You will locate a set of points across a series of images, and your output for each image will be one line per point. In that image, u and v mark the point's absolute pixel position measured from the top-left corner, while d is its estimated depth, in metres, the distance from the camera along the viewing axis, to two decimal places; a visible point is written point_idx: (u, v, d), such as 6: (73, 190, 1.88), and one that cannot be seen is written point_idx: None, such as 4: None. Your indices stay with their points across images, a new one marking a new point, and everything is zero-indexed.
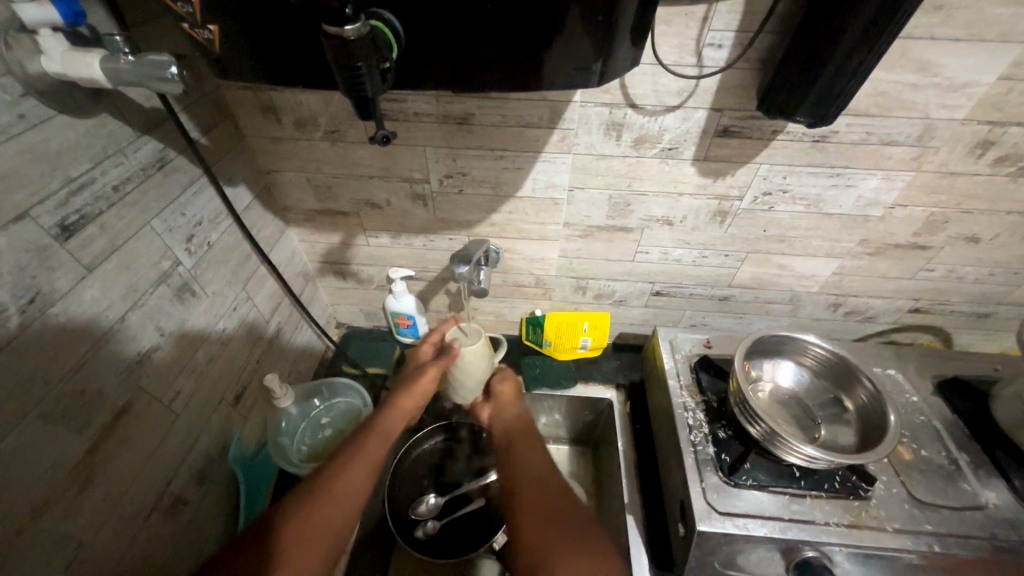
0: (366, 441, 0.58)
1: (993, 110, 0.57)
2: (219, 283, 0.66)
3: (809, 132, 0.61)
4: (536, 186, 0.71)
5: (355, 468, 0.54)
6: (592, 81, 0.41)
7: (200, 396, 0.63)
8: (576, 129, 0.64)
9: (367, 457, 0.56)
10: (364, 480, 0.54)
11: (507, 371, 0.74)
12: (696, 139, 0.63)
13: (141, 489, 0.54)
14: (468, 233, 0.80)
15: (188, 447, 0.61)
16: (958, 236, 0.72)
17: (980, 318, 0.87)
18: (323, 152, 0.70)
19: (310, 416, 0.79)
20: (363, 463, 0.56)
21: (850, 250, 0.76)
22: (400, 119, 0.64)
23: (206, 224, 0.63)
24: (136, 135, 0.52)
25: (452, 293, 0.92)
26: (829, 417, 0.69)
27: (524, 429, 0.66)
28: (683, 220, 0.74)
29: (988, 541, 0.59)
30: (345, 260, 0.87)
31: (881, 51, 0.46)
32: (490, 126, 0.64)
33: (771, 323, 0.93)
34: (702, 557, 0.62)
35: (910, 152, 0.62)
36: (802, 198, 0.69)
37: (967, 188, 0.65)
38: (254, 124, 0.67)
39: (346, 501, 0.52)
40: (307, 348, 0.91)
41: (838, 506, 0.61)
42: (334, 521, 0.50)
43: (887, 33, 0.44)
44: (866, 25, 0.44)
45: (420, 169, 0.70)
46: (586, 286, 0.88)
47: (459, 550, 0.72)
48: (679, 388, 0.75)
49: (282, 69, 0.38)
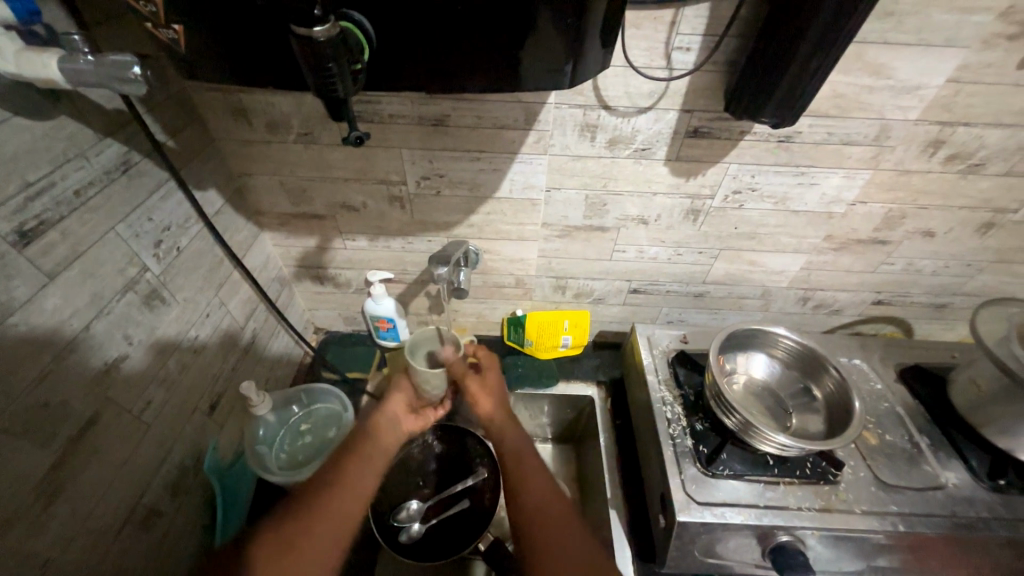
0: (371, 441, 0.61)
1: (942, 111, 0.60)
2: (191, 290, 0.64)
3: (775, 132, 0.63)
4: (513, 186, 0.72)
5: (355, 475, 0.56)
6: (563, 82, 0.42)
7: (172, 406, 0.61)
8: (551, 130, 0.64)
9: (365, 459, 0.59)
10: (365, 482, 0.56)
11: (479, 381, 0.68)
12: (667, 140, 0.65)
13: (112, 503, 0.52)
14: (447, 235, 0.80)
15: (161, 458, 0.59)
16: (915, 231, 0.76)
17: (937, 308, 0.92)
18: (297, 155, 0.69)
19: (289, 424, 0.78)
20: (361, 463, 0.58)
21: (816, 246, 0.79)
22: (374, 120, 0.64)
23: (175, 229, 0.61)
24: (99, 137, 0.50)
25: (432, 295, 0.92)
26: (799, 406, 0.72)
27: (516, 448, 0.61)
28: (658, 219, 0.76)
29: (948, 519, 0.62)
30: (321, 263, 0.86)
31: (835, 58, 0.48)
32: (467, 127, 0.64)
33: (745, 317, 0.96)
34: (683, 547, 0.64)
35: (869, 150, 0.65)
36: (769, 196, 0.71)
37: (922, 184, 0.69)
38: (224, 127, 0.66)
39: (343, 513, 0.52)
40: (284, 354, 0.89)
41: (810, 492, 0.64)
42: (333, 531, 0.50)
43: (843, 38, 0.47)
44: (823, 29, 0.46)
45: (397, 171, 0.70)
46: (565, 285, 0.89)
47: (445, 552, 0.72)
48: (657, 382, 0.77)
49: (251, 69, 0.38)
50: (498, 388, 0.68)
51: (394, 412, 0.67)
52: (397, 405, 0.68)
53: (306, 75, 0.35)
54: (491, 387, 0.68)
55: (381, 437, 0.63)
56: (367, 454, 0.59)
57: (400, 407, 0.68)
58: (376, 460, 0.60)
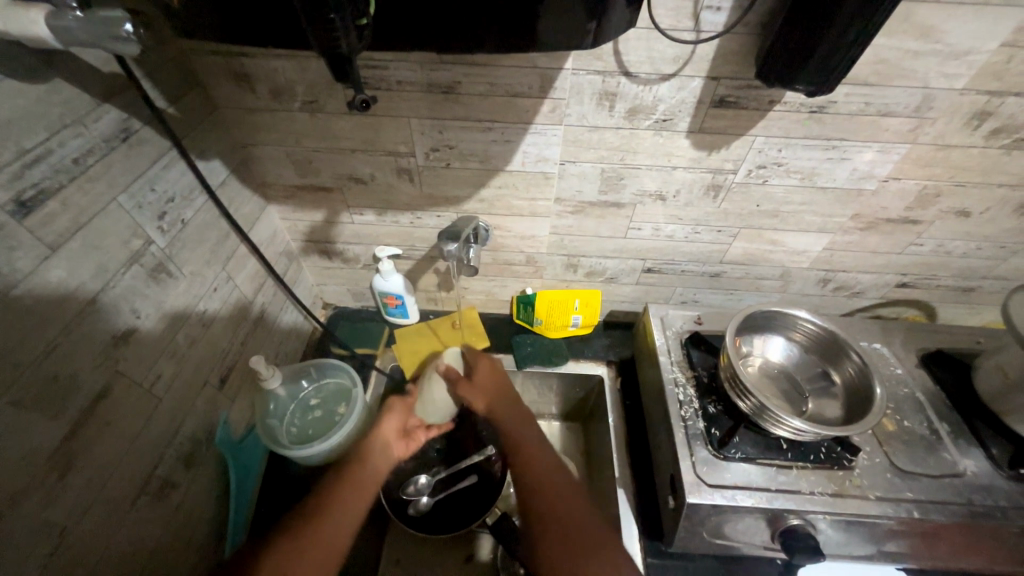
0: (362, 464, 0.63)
1: (992, 79, 0.56)
2: (197, 264, 0.63)
3: (807, 102, 0.59)
4: (526, 159, 0.69)
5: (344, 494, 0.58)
6: (586, 42, 0.38)
7: (182, 380, 0.61)
8: (568, 99, 0.61)
9: (356, 481, 0.60)
10: (355, 503, 0.58)
11: (477, 379, 0.74)
12: (690, 110, 0.61)
13: (126, 474, 0.53)
14: (457, 210, 0.78)
15: (172, 432, 0.60)
16: (948, 211, 0.72)
17: (964, 293, 0.88)
18: (302, 124, 0.66)
19: (299, 398, 0.79)
20: (354, 486, 0.60)
21: (841, 225, 0.76)
22: (382, 87, 0.61)
23: (179, 201, 0.60)
24: (95, 103, 0.48)
25: (441, 272, 0.91)
26: (816, 390, 0.70)
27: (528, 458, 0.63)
28: (676, 195, 0.73)
29: (964, 506, 0.61)
30: (329, 238, 0.85)
31: (880, 21, 0.44)
32: (478, 96, 0.61)
33: (762, 299, 0.93)
34: (691, 527, 0.63)
35: (907, 123, 0.61)
36: (796, 171, 0.68)
37: (961, 160, 0.65)
38: (227, 94, 0.63)
39: (331, 537, 0.53)
40: (295, 328, 0.89)
41: (823, 477, 0.63)
42: (323, 556, 0.52)
43: (883, 11, 0.43)
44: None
45: (405, 142, 0.67)
46: (577, 264, 0.87)
47: (452, 527, 0.76)
48: (669, 363, 0.75)
49: (246, 29, 0.36)
50: (493, 384, 0.74)
51: (389, 432, 0.70)
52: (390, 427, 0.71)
53: (305, 29, 0.33)
54: (483, 385, 0.74)
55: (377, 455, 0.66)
56: (358, 479, 0.61)
57: (393, 428, 0.72)
58: (367, 483, 0.61)
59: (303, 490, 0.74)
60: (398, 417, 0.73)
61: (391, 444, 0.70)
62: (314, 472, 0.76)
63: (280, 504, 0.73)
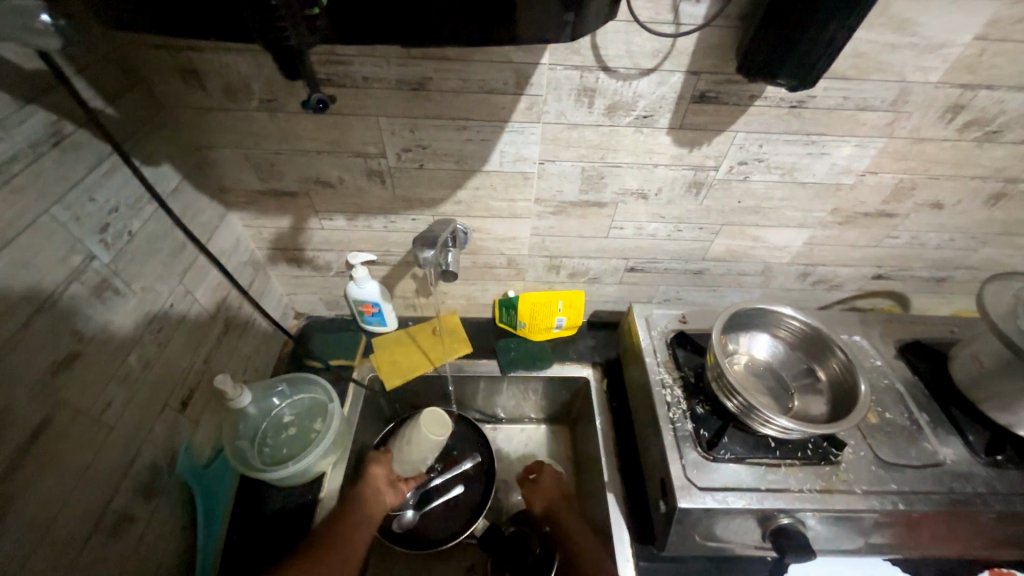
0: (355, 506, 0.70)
1: (966, 72, 0.56)
2: (149, 278, 0.58)
3: (787, 97, 0.58)
4: (503, 159, 0.66)
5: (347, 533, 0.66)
6: (564, 34, 0.36)
7: (137, 405, 0.56)
8: (545, 95, 0.59)
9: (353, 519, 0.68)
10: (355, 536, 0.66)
11: (542, 485, 0.82)
12: (671, 105, 0.60)
13: (76, 512, 0.48)
14: (433, 212, 0.74)
15: (128, 461, 0.55)
16: (923, 203, 0.73)
17: (938, 282, 0.90)
18: (262, 125, 0.62)
19: (272, 415, 0.75)
20: (351, 530, 0.67)
21: (820, 220, 0.76)
22: (347, 85, 0.57)
23: (125, 211, 0.55)
24: (19, 103, 0.43)
25: (418, 278, 0.87)
26: (802, 387, 0.69)
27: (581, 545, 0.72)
28: (658, 193, 0.71)
29: (947, 495, 0.61)
30: (297, 245, 0.80)
31: (856, 24, 0.44)
32: (451, 92, 0.58)
33: (744, 295, 0.93)
34: (683, 532, 0.62)
35: (884, 117, 0.61)
36: (776, 166, 0.67)
37: (934, 153, 0.65)
38: (178, 94, 0.59)
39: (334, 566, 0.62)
40: (264, 340, 0.84)
41: (811, 473, 0.62)
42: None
43: (861, 9, 0.43)
44: None
45: (375, 142, 0.64)
46: (560, 265, 0.85)
47: (440, 541, 0.76)
48: (656, 364, 0.74)
49: (180, 20, 0.32)
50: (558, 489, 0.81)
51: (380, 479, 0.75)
52: (378, 477, 0.76)
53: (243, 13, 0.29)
54: (547, 488, 0.81)
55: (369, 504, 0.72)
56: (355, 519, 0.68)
57: (382, 478, 0.76)
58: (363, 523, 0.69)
59: (281, 512, 0.70)
60: (387, 466, 0.77)
61: (382, 491, 0.74)
62: (292, 493, 0.73)
63: (255, 527, 0.69)
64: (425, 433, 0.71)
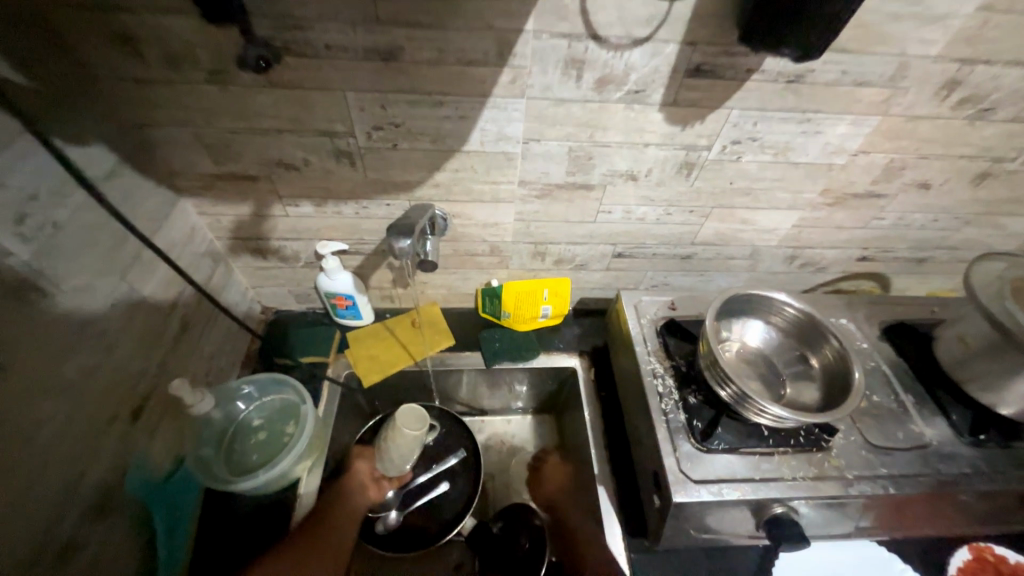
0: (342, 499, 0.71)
1: (965, 46, 0.54)
2: (85, 276, 0.51)
3: (786, 70, 0.55)
4: (485, 138, 0.61)
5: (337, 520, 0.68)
6: None
7: (80, 419, 0.50)
8: (530, 67, 0.54)
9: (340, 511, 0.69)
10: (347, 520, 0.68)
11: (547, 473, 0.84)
12: (665, 79, 0.56)
13: (10, 545, 0.42)
14: (409, 197, 0.69)
15: (71, 482, 0.49)
16: (912, 184, 0.72)
17: (919, 263, 0.91)
18: (212, 100, 0.55)
19: (238, 420, 0.69)
20: (342, 516, 0.69)
21: (811, 201, 0.74)
22: (307, 53, 0.51)
23: (47, 199, 0.47)
24: None
25: (395, 268, 0.82)
26: (793, 373, 0.68)
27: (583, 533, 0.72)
28: (648, 174, 0.67)
29: (933, 477, 0.62)
30: (260, 234, 0.73)
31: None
32: (425, 63, 0.52)
33: (731, 279, 0.92)
34: (677, 525, 0.61)
35: (880, 93, 0.58)
36: (770, 146, 0.64)
37: (927, 132, 0.64)
38: (108, 63, 0.51)
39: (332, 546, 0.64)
40: (228, 339, 0.78)
41: (803, 461, 0.62)
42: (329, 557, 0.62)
43: None
44: None
45: (342, 119, 0.58)
46: (545, 251, 0.81)
47: (426, 542, 0.72)
48: (646, 354, 0.72)
49: None
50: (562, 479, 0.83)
51: (362, 476, 0.75)
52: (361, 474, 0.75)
53: None
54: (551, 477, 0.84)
55: (348, 502, 0.71)
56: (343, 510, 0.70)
57: (365, 474, 0.75)
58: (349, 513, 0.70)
59: (253, 522, 0.66)
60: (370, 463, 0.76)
61: (364, 487, 0.74)
62: (265, 502, 0.68)
63: (225, 541, 0.64)
64: (404, 428, 0.69)
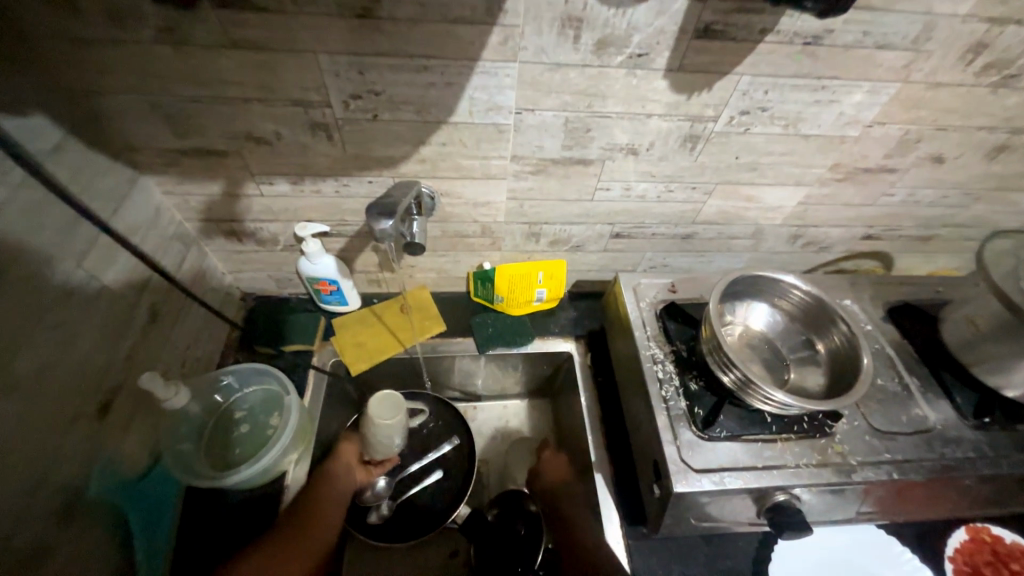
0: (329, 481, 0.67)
1: (997, 3, 0.49)
2: (33, 263, 0.46)
3: (803, 31, 0.50)
4: (474, 108, 0.56)
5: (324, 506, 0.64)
6: None
7: (37, 418, 0.46)
8: (523, 26, 0.48)
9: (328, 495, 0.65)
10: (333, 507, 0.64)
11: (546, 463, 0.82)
12: (670, 41, 0.51)
13: None
14: (393, 174, 0.64)
15: (31, 486, 0.45)
16: (925, 157, 0.68)
17: (924, 241, 0.88)
18: (167, 65, 0.49)
19: (218, 413, 0.66)
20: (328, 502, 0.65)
21: (819, 177, 0.70)
22: (272, 9, 0.45)
23: None
24: None
25: (381, 250, 0.77)
26: (798, 358, 0.66)
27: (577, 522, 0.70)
28: (650, 148, 0.63)
29: (937, 462, 0.60)
30: (233, 215, 0.68)
31: None
32: (406, 22, 0.47)
33: (731, 260, 0.88)
34: (677, 514, 0.59)
35: (902, 57, 0.54)
36: (781, 117, 0.60)
37: (947, 101, 0.60)
38: (43, 19, 0.45)
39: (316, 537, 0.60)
40: (204, 328, 0.73)
41: (807, 447, 0.60)
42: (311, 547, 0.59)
43: None
44: None
45: (316, 87, 0.52)
46: (539, 232, 0.77)
47: (418, 532, 0.70)
48: (646, 338, 0.69)
49: None
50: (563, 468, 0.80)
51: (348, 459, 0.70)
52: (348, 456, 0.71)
53: None
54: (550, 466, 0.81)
55: (334, 488, 0.67)
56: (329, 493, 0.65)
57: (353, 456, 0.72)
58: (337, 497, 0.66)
59: (240, 516, 0.63)
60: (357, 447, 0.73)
61: (349, 472, 0.69)
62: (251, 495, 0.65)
63: (210, 537, 0.61)
64: (376, 415, 0.66)
